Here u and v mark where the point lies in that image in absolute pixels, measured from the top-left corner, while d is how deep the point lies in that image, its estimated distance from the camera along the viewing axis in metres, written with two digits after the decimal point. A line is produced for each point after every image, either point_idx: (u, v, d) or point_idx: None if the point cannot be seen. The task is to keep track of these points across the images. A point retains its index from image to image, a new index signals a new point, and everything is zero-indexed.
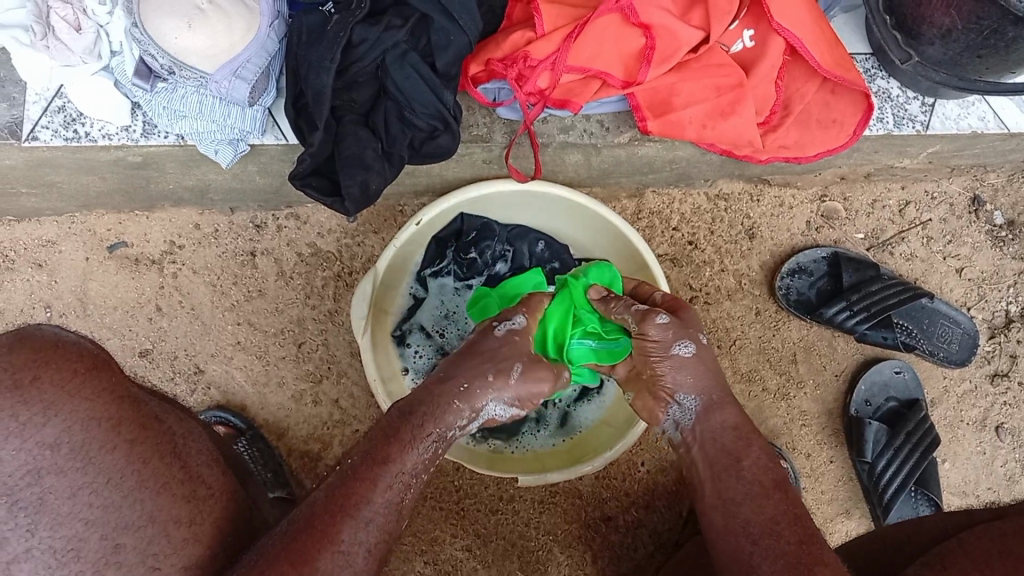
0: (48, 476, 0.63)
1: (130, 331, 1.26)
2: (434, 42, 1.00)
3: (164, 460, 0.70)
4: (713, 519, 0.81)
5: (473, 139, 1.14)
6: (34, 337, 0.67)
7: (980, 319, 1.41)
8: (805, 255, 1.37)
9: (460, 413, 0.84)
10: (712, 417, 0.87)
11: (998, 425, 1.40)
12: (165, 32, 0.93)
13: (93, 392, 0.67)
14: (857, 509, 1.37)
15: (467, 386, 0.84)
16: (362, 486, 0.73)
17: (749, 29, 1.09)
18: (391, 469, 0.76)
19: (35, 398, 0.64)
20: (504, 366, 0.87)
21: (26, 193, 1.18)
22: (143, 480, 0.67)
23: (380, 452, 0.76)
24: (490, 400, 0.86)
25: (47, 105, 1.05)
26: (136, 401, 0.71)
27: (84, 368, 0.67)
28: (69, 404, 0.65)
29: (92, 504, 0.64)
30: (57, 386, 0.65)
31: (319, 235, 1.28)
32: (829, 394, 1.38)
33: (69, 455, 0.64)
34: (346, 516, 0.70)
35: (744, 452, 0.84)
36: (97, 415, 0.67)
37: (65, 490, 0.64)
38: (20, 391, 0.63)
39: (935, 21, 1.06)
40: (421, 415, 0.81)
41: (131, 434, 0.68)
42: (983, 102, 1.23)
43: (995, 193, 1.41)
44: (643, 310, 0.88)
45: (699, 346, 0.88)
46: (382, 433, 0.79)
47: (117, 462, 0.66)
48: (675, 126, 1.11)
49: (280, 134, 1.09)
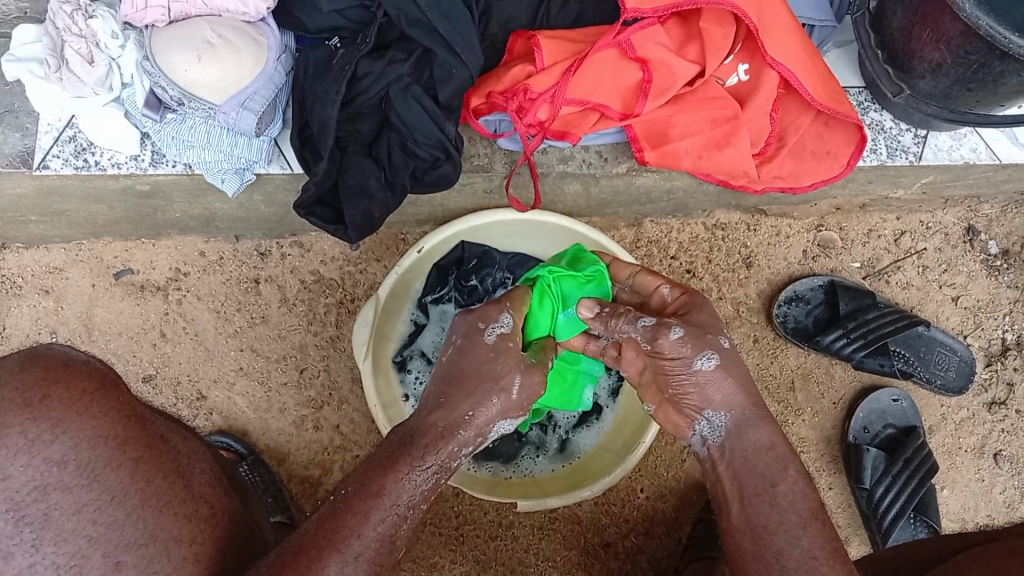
0: (54, 493, 0.64)
1: (134, 357, 1.27)
2: (436, 75, 1.02)
3: (167, 480, 0.72)
4: (744, 543, 0.79)
5: (474, 169, 1.16)
6: (45, 356, 0.68)
7: (976, 347, 1.43)
8: (802, 284, 1.39)
9: (465, 441, 0.81)
10: (748, 436, 0.83)
11: (996, 452, 1.40)
12: (175, 66, 0.96)
13: (100, 411, 0.68)
14: (856, 535, 1.37)
15: (471, 415, 0.82)
16: (352, 518, 0.72)
17: (744, 63, 1.11)
18: (384, 502, 0.74)
19: (44, 416, 0.65)
20: (505, 386, 0.85)
21: (36, 221, 1.20)
22: (146, 498, 0.69)
23: (376, 483, 0.74)
24: (498, 422, 0.84)
25: (59, 135, 1.07)
26: (142, 420, 0.72)
27: (92, 388, 0.68)
28: (77, 422, 0.66)
29: (95, 521, 0.66)
30: (66, 405, 0.66)
31: (322, 263, 1.30)
32: (827, 421, 1.39)
33: (75, 472, 0.66)
34: (333, 551, 0.69)
35: (777, 475, 0.81)
36: (104, 433, 0.68)
37: (70, 508, 0.65)
38: (30, 408, 0.64)
39: (925, 56, 1.08)
40: (422, 445, 0.78)
41: (136, 452, 0.70)
42: (975, 133, 1.25)
43: (990, 223, 1.43)
44: (654, 328, 0.84)
45: (721, 355, 0.84)
46: (376, 459, 0.77)
47: (121, 480, 0.68)
48: (672, 156, 1.14)
49: (285, 164, 1.11)
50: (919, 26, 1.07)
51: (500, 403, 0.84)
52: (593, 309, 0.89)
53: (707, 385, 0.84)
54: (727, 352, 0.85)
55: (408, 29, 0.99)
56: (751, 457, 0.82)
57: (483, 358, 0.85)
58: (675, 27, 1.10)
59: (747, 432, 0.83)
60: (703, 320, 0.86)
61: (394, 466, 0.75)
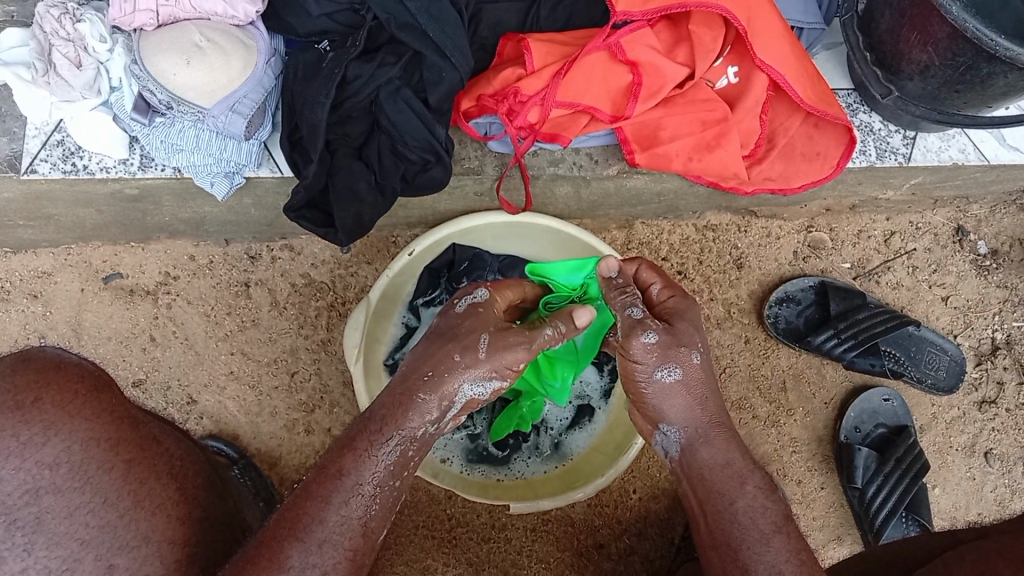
0: (46, 496, 0.64)
1: (124, 361, 1.27)
2: (426, 78, 1.02)
3: (161, 481, 0.72)
4: (711, 558, 0.80)
5: (464, 171, 1.16)
6: (37, 358, 0.67)
7: (967, 346, 1.43)
8: (793, 284, 1.39)
9: (426, 408, 0.79)
10: (700, 452, 0.83)
11: (987, 450, 1.41)
12: (163, 69, 0.96)
13: (93, 413, 0.68)
14: (848, 535, 1.38)
15: (433, 374, 0.80)
16: (312, 504, 0.72)
17: (733, 66, 1.12)
18: (346, 483, 0.74)
19: (35, 419, 0.64)
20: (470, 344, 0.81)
21: (24, 225, 1.19)
22: (138, 500, 0.69)
23: (335, 466, 0.75)
24: (464, 382, 0.81)
25: (47, 139, 1.07)
26: (135, 421, 0.73)
27: (84, 390, 0.68)
28: (70, 424, 0.66)
29: (89, 524, 0.65)
30: (59, 408, 0.66)
31: (313, 266, 1.29)
32: (818, 421, 1.39)
33: (68, 475, 0.65)
34: (295, 540, 0.69)
35: (737, 492, 0.80)
36: (97, 436, 0.68)
37: (63, 510, 0.64)
38: (22, 411, 0.64)
39: (913, 58, 1.09)
40: (382, 421, 0.78)
41: (129, 454, 0.70)
42: (963, 134, 1.26)
43: (979, 223, 1.44)
44: (631, 323, 0.83)
45: (686, 368, 0.83)
46: (336, 444, 0.77)
47: (114, 482, 0.68)
48: (662, 159, 1.14)
49: (275, 167, 1.11)
50: (907, 28, 1.07)
51: (464, 362, 0.81)
52: (612, 275, 0.86)
53: (664, 397, 0.83)
54: (695, 366, 0.84)
55: (398, 33, 0.99)
56: (709, 472, 0.82)
57: (447, 324, 0.84)
58: (665, 30, 1.10)
59: (699, 448, 0.83)
60: (682, 330, 0.84)
61: (353, 445, 0.76)
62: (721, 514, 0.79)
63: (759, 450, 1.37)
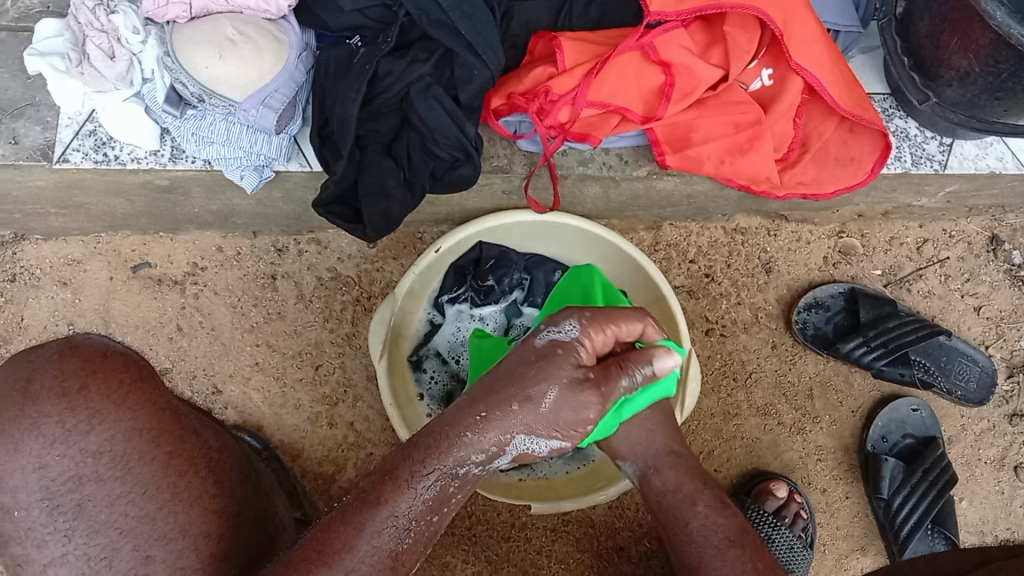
0: (88, 484, 0.68)
1: (150, 350, 1.27)
2: (457, 76, 1.02)
3: (198, 474, 0.72)
4: None
5: (493, 170, 1.15)
6: (83, 347, 0.72)
7: (998, 358, 1.40)
8: (822, 290, 1.37)
9: (475, 448, 0.71)
10: (653, 481, 0.92)
11: (1017, 465, 1.38)
12: (197, 63, 0.96)
13: (136, 402, 0.71)
14: (872, 546, 1.35)
15: (484, 417, 0.70)
16: (345, 530, 0.70)
17: (768, 68, 1.11)
18: (382, 510, 0.71)
19: (80, 406, 0.68)
20: (535, 397, 0.69)
21: (56, 213, 1.20)
22: (177, 493, 0.70)
23: (374, 492, 0.72)
24: (518, 435, 0.70)
25: (79, 129, 1.08)
26: (177, 415, 0.74)
27: (129, 379, 0.72)
28: (113, 413, 0.70)
29: (127, 514, 0.68)
30: (104, 396, 0.70)
31: (339, 260, 1.30)
32: (845, 430, 1.37)
33: (109, 464, 0.69)
34: (323, 565, 0.67)
35: None
36: (139, 425, 0.71)
37: (103, 500, 0.68)
38: (67, 398, 0.68)
39: (954, 64, 1.06)
40: (425, 449, 0.73)
41: (170, 446, 0.71)
42: (1002, 142, 1.23)
43: (1014, 233, 1.42)
44: None
45: None
46: (378, 469, 0.74)
47: (154, 474, 0.70)
48: (694, 161, 1.11)
49: (304, 162, 1.11)
50: (947, 34, 1.05)
51: (522, 414, 0.69)
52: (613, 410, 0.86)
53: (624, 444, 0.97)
54: None
55: (430, 30, 0.99)
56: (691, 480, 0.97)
57: (522, 362, 0.71)
58: (699, 31, 1.08)
59: None
60: None
61: (393, 470, 0.73)
62: (680, 542, 0.88)
63: (783, 457, 1.36)
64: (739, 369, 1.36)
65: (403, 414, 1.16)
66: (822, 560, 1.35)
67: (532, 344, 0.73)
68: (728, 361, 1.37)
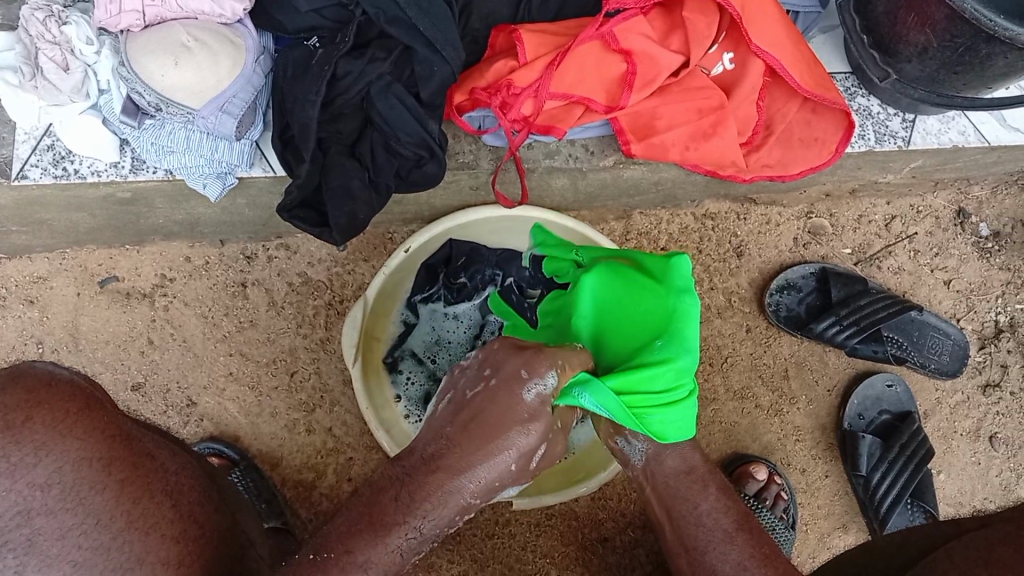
0: (37, 517, 0.63)
1: (122, 365, 1.25)
2: (418, 73, 1.01)
3: (154, 500, 0.70)
4: None
5: (459, 167, 1.15)
6: (27, 375, 0.67)
7: (970, 330, 1.42)
8: (793, 272, 1.38)
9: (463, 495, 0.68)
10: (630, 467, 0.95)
11: (992, 434, 1.40)
12: (152, 71, 0.94)
13: (83, 432, 0.67)
14: (854, 522, 1.36)
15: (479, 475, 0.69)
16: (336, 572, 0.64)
17: (729, 52, 1.11)
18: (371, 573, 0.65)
19: (26, 439, 0.64)
20: (526, 451, 0.72)
21: (18, 231, 1.18)
22: (132, 521, 0.67)
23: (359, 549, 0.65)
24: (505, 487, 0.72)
25: (37, 144, 1.06)
26: (128, 439, 0.71)
27: (75, 409, 0.67)
28: (61, 445, 0.65)
29: (81, 546, 0.64)
30: (49, 428, 0.65)
31: (309, 265, 1.29)
32: (822, 409, 1.38)
33: (59, 496, 0.64)
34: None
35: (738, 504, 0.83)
36: (88, 456, 0.67)
37: (55, 532, 0.64)
38: (13, 431, 0.63)
39: (911, 40, 1.07)
40: (417, 507, 0.67)
41: (122, 474, 0.68)
42: (963, 116, 1.25)
43: (980, 205, 1.43)
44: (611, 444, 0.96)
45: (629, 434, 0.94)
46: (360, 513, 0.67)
47: (106, 503, 0.66)
48: (658, 149, 1.12)
49: (267, 167, 1.10)
50: (904, 10, 1.06)
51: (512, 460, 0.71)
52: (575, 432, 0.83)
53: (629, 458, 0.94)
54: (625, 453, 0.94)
55: (388, 28, 0.98)
56: (670, 483, 0.92)
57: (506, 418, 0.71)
58: (659, 18, 1.09)
59: None
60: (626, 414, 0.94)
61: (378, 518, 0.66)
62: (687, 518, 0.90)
63: (762, 439, 1.37)
64: (715, 354, 1.37)
65: (380, 416, 1.17)
66: (805, 540, 1.36)
67: (519, 396, 0.72)
68: (704, 346, 1.37)
